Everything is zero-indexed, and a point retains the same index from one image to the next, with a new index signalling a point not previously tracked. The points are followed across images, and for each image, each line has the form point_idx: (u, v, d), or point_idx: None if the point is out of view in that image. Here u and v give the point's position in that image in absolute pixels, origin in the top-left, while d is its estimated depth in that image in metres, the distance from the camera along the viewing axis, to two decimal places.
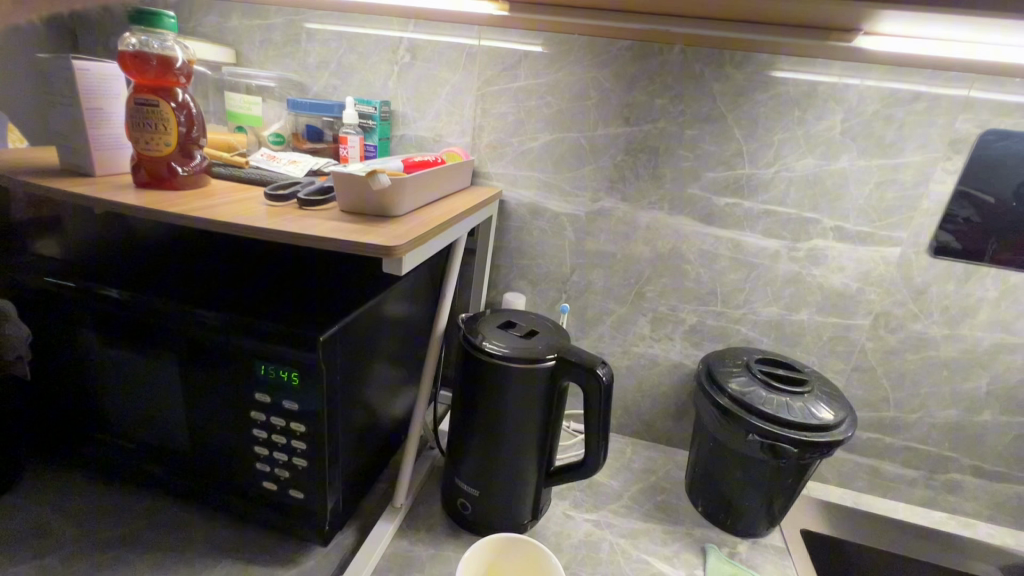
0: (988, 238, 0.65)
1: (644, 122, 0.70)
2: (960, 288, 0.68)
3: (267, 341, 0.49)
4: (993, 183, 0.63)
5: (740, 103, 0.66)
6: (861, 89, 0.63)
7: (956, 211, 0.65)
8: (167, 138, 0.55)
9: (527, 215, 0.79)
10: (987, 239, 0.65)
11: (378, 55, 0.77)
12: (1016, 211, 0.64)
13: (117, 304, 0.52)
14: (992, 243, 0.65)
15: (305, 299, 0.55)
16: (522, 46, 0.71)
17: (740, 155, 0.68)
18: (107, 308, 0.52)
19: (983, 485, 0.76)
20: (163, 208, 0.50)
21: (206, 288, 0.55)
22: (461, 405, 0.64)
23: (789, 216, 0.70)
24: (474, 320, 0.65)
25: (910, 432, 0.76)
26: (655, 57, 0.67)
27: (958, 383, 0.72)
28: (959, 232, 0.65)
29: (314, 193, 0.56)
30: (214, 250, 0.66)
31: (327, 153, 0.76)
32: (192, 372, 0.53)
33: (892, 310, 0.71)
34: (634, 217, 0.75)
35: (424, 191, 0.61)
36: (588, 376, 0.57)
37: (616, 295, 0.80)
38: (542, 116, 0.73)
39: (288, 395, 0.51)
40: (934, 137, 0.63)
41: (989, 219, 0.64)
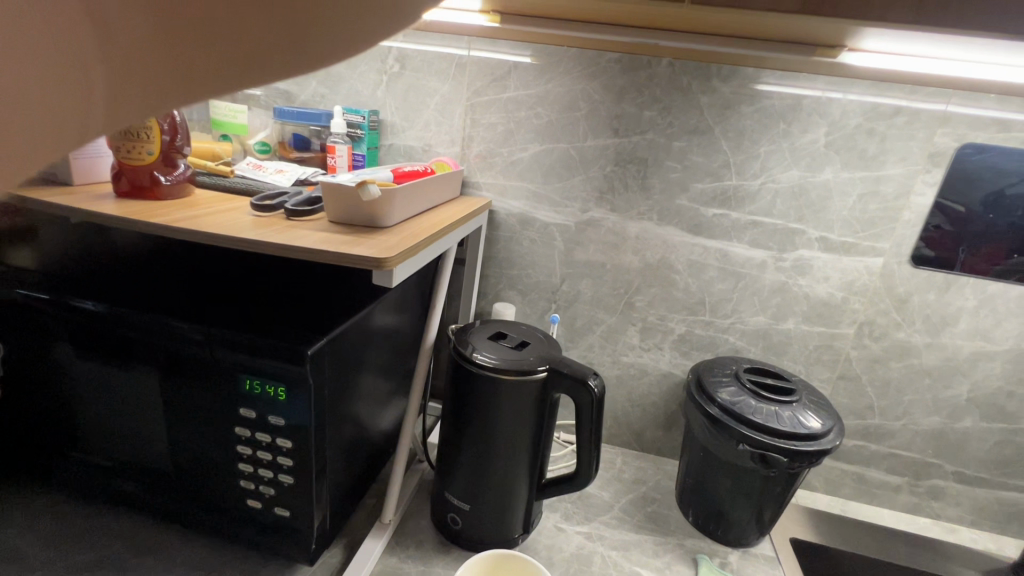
0: (959, 245, 0.66)
1: (633, 133, 0.71)
2: (941, 297, 0.69)
3: (252, 354, 0.48)
4: (965, 193, 0.65)
5: (726, 115, 0.67)
6: (843, 102, 0.64)
7: (927, 218, 0.66)
8: (150, 146, 0.54)
9: (516, 225, 0.79)
10: (957, 246, 0.67)
11: (366, 64, 0.76)
12: (988, 221, 0.65)
13: (96, 317, 0.50)
14: (962, 250, 0.67)
15: (292, 311, 0.54)
16: (511, 57, 0.71)
17: (727, 166, 0.69)
18: (84, 322, 0.51)
19: (965, 490, 0.78)
20: (145, 218, 0.49)
21: (189, 300, 0.54)
22: (451, 417, 0.63)
23: (775, 226, 0.71)
24: (464, 331, 0.65)
25: (895, 439, 0.77)
26: (643, 70, 0.68)
27: (940, 390, 0.73)
28: (930, 239, 0.67)
29: (302, 203, 0.56)
30: (197, 261, 0.64)
31: (314, 162, 0.75)
32: (174, 387, 0.51)
33: (875, 318, 0.72)
34: (623, 227, 0.75)
35: (414, 201, 0.60)
36: (579, 387, 0.57)
37: (606, 305, 0.80)
38: (532, 127, 0.74)
39: (275, 410, 0.49)
40: (914, 150, 0.64)
41: (960, 226, 0.66)
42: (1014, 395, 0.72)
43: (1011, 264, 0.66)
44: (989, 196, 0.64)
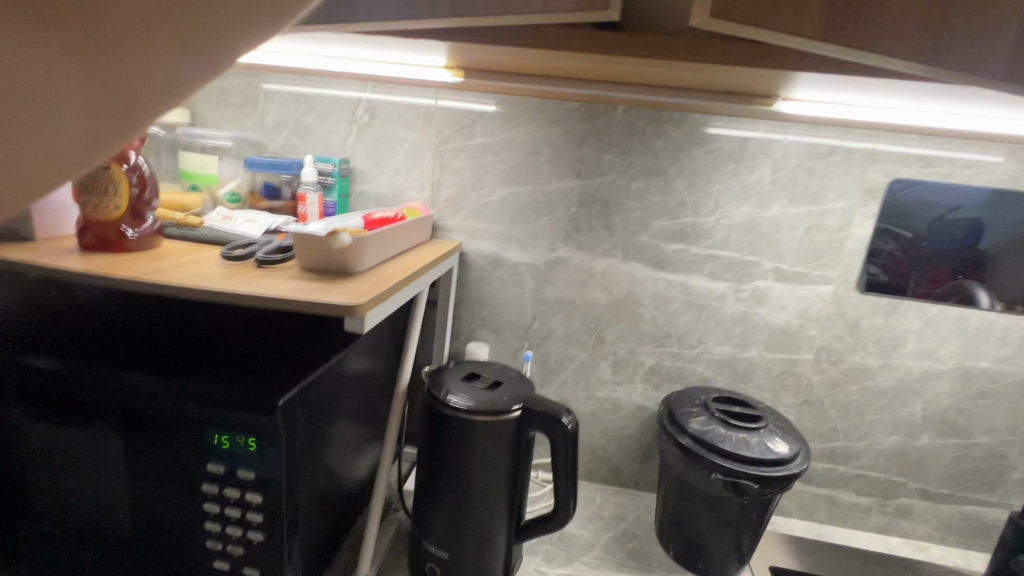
0: (910, 272, 0.71)
1: (594, 176, 0.74)
2: (889, 320, 0.74)
3: (221, 407, 0.47)
4: (911, 221, 0.70)
5: (680, 157, 0.72)
6: (785, 144, 0.70)
7: (881, 246, 0.71)
8: (117, 201, 0.54)
9: (487, 265, 0.81)
10: (908, 273, 0.71)
11: (336, 115, 0.79)
12: (932, 249, 0.70)
13: (56, 376, 0.49)
14: (913, 277, 0.71)
15: (262, 360, 0.54)
16: (477, 106, 0.75)
17: (684, 205, 0.74)
18: (43, 381, 0.49)
19: (931, 507, 0.80)
20: (111, 272, 0.49)
21: (155, 354, 0.53)
22: (427, 462, 0.62)
23: (732, 259, 0.74)
24: (438, 373, 0.65)
25: (861, 460, 0.80)
26: (601, 117, 0.72)
27: (897, 410, 0.77)
28: (884, 266, 0.71)
29: (273, 253, 0.56)
30: (164, 313, 0.64)
31: (285, 210, 0.76)
32: (138, 445, 0.49)
33: (832, 343, 0.76)
34: (590, 265, 0.78)
35: (385, 247, 0.61)
36: (553, 425, 0.57)
37: (578, 341, 0.81)
38: (498, 171, 0.77)
39: (244, 464, 0.48)
40: (851, 185, 0.70)
41: (909, 253, 0.71)
42: (964, 411, 0.76)
43: (950, 287, 0.71)
44: (933, 223, 0.69)
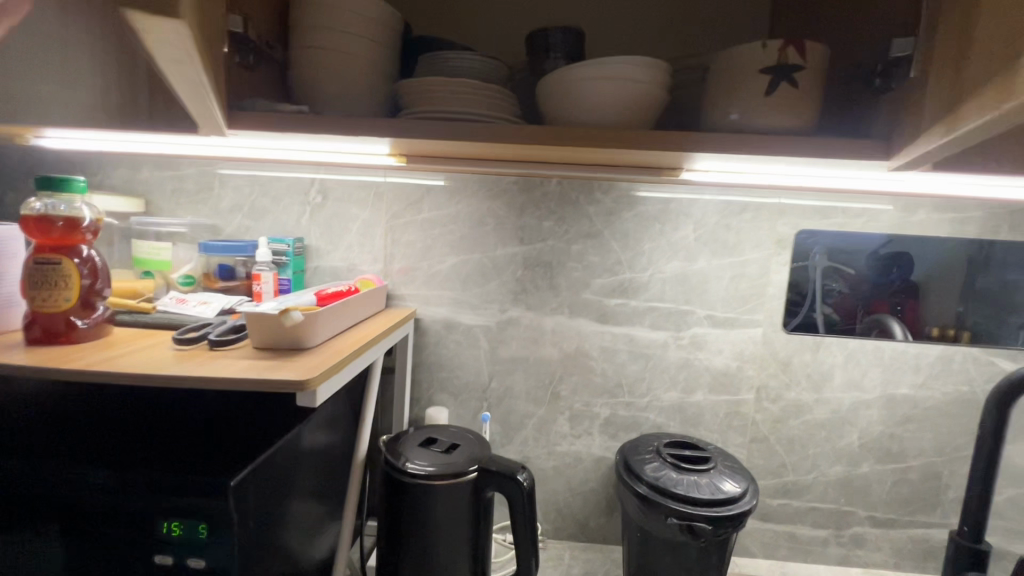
0: (859, 306, 0.78)
1: (536, 241, 0.80)
2: (815, 356, 0.80)
3: (171, 494, 0.47)
4: (851, 260, 0.77)
5: (612, 220, 0.79)
6: (703, 204, 0.78)
7: (832, 286, 0.78)
8: (67, 293, 0.55)
9: (441, 330, 0.84)
10: (858, 307, 0.78)
11: (290, 197, 0.83)
12: (877, 281, 0.77)
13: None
14: (863, 310, 0.78)
15: (215, 442, 0.54)
16: (423, 183, 0.81)
17: (620, 263, 0.80)
18: None
19: (882, 534, 0.84)
20: (59, 365, 0.49)
21: (103, 445, 0.52)
22: (387, 534, 0.62)
23: (669, 309, 0.80)
24: (395, 441, 0.66)
25: (811, 493, 0.83)
26: (538, 188, 0.79)
27: (835, 440, 0.82)
28: (836, 304, 0.78)
29: (225, 333, 0.58)
30: (113, 402, 0.63)
31: (239, 290, 0.78)
32: (81, 543, 0.48)
33: (768, 382, 0.81)
34: (540, 323, 0.82)
35: (338, 320, 0.64)
36: (509, 483, 0.59)
37: (534, 398, 0.84)
38: (447, 241, 0.82)
39: (194, 552, 0.47)
40: (764, 237, 0.78)
41: (857, 289, 0.77)
42: (895, 436, 0.81)
43: (883, 320, 0.78)
44: (873, 260, 0.76)
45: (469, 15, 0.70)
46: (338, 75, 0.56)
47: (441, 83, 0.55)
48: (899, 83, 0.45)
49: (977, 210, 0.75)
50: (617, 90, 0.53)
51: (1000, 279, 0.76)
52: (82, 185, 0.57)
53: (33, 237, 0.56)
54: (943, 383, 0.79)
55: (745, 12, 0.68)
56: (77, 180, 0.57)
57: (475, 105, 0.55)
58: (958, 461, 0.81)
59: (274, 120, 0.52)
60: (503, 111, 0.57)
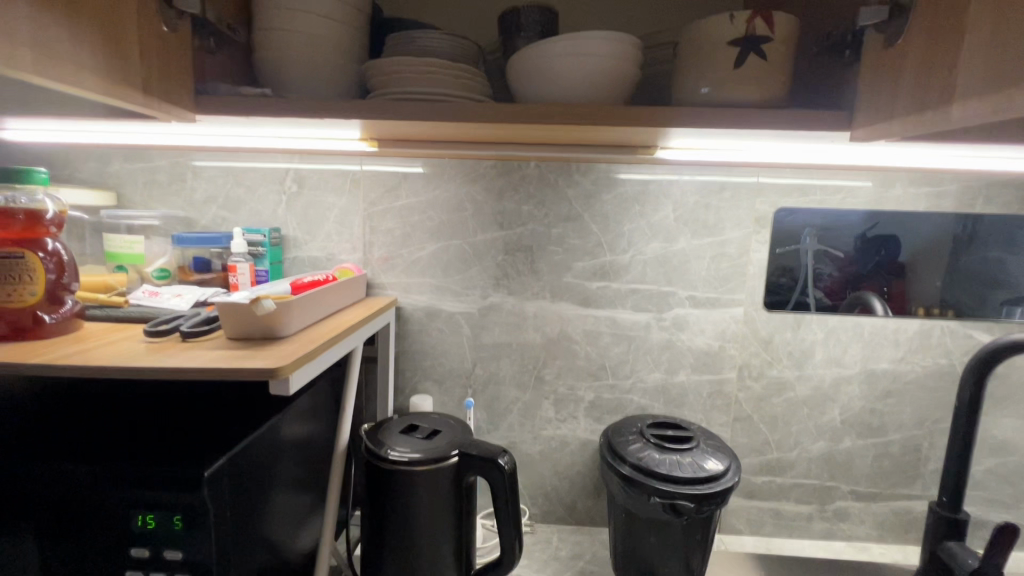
0: (848, 290, 0.78)
1: (516, 226, 0.80)
2: (796, 333, 0.80)
3: (144, 487, 0.46)
4: (838, 242, 0.77)
5: (592, 203, 0.79)
6: (682, 185, 0.78)
7: (822, 268, 0.78)
8: (32, 288, 0.54)
9: (423, 318, 0.83)
10: (847, 290, 0.78)
11: (266, 187, 0.82)
12: (863, 264, 0.77)
13: None
14: (851, 293, 0.78)
15: (189, 435, 0.53)
16: (400, 169, 0.80)
17: (601, 246, 0.80)
18: None
19: (865, 507, 0.85)
20: (24, 360, 0.48)
21: (75, 440, 0.51)
22: (370, 522, 0.62)
23: (650, 291, 0.80)
24: (377, 429, 0.65)
25: (795, 469, 0.84)
26: (516, 172, 0.78)
27: (818, 417, 0.83)
28: (825, 287, 0.79)
29: (198, 324, 0.57)
30: (87, 397, 0.62)
31: (215, 282, 0.77)
32: (54, 539, 0.47)
33: (751, 360, 0.82)
34: (522, 308, 0.82)
35: (315, 309, 0.63)
36: (491, 466, 0.59)
37: (519, 383, 0.84)
38: (426, 228, 0.81)
39: (171, 544, 0.47)
40: (744, 216, 0.78)
41: (846, 272, 0.78)
42: (877, 411, 0.82)
43: (868, 302, 0.79)
44: (859, 242, 0.77)
45: None
46: (303, 58, 0.55)
47: (409, 64, 0.53)
48: (866, 53, 0.44)
49: (953, 184, 0.76)
50: (587, 66, 0.52)
51: (977, 253, 0.77)
52: (44, 177, 0.56)
53: None
54: (922, 357, 0.80)
55: None
56: (39, 172, 0.56)
57: (445, 85, 0.54)
58: (937, 434, 0.82)
59: (237, 103, 0.50)
60: (474, 92, 0.56)
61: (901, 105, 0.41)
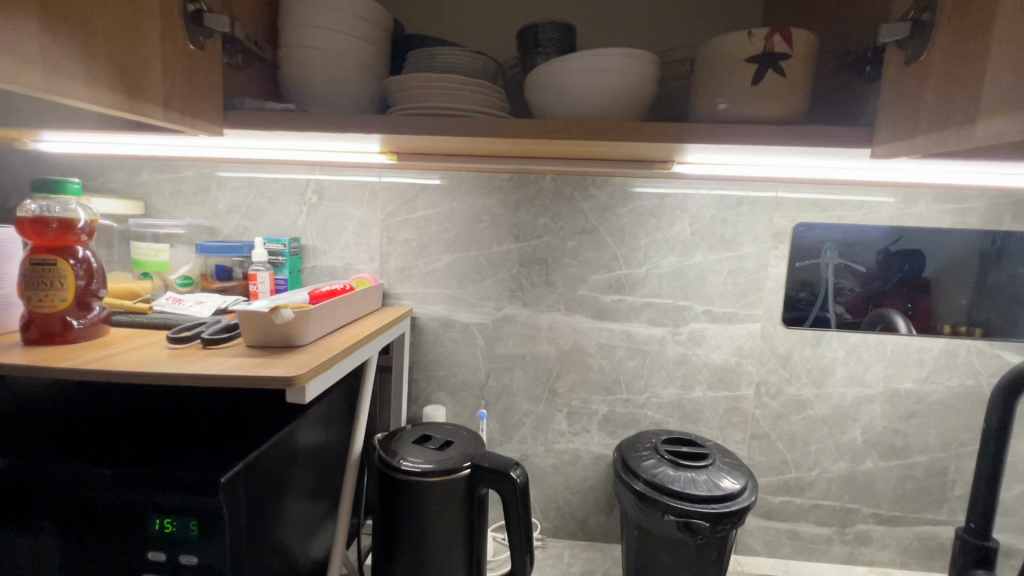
0: (870, 305, 0.77)
1: (532, 238, 0.80)
2: (815, 351, 0.79)
3: (163, 491, 0.47)
4: (860, 255, 0.76)
5: (608, 216, 0.79)
6: (699, 199, 0.77)
7: (843, 284, 0.77)
8: (63, 293, 0.56)
9: (438, 328, 0.83)
10: (869, 306, 0.77)
11: (287, 198, 0.84)
12: (886, 279, 0.76)
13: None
14: (874, 309, 0.77)
15: (208, 440, 0.54)
16: (418, 181, 0.81)
17: (616, 259, 0.79)
18: None
19: (887, 531, 0.82)
20: (53, 364, 0.50)
21: (99, 443, 0.53)
22: (382, 532, 0.62)
23: (666, 304, 0.80)
24: (390, 438, 0.66)
25: (814, 490, 0.82)
26: (532, 185, 0.79)
27: (838, 436, 0.81)
28: (846, 303, 0.77)
29: (219, 332, 0.58)
30: (110, 401, 0.63)
31: (236, 290, 0.78)
32: (76, 540, 0.48)
33: (768, 377, 0.80)
34: (536, 320, 0.82)
35: (332, 318, 0.64)
36: (503, 479, 0.58)
37: (532, 395, 0.84)
38: (443, 239, 0.82)
39: (188, 549, 0.48)
40: (762, 231, 0.77)
41: (868, 287, 0.76)
42: (900, 431, 0.80)
43: (890, 318, 0.77)
44: (881, 256, 0.75)
45: (459, 12, 0.70)
46: (326, 75, 0.56)
47: (429, 79, 0.55)
48: (887, 68, 0.44)
49: (978, 200, 0.74)
50: (603, 82, 0.52)
51: (1005, 271, 0.75)
52: (77, 187, 0.60)
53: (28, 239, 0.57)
54: (947, 377, 0.78)
55: (736, 4, 0.67)
56: (72, 181, 0.59)
57: (463, 100, 0.55)
58: (964, 457, 0.79)
59: (261, 118, 0.52)
60: (491, 106, 0.57)
61: (924, 120, 0.40)
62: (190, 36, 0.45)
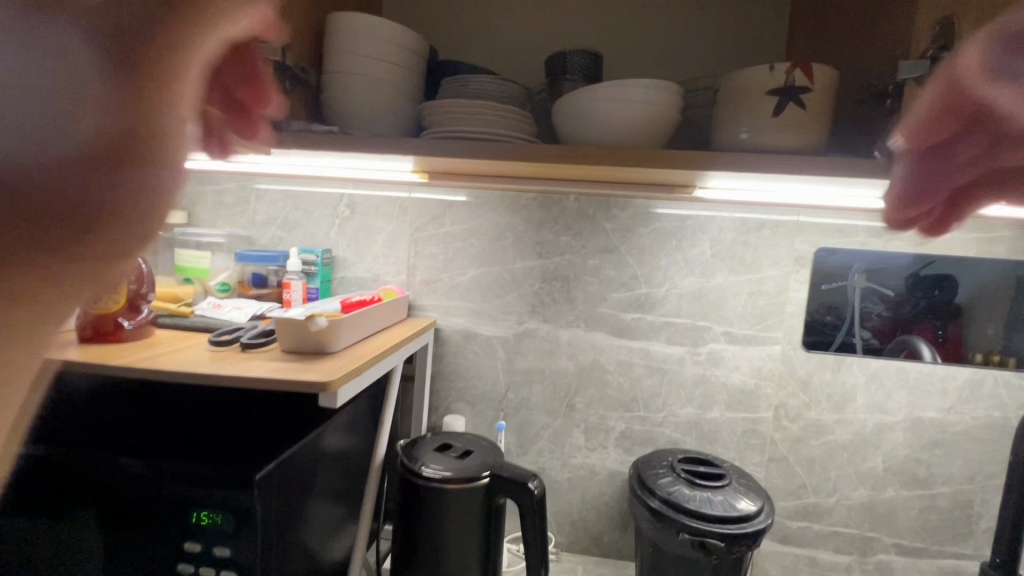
0: (900, 331, 0.76)
1: (554, 255, 0.82)
2: (836, 375, 0.79)
3: (201, 486, 0.50)
4: (888, 279, 0.75)
5: (629, 236, 0.80)
6: (720, 221, 0.79)
7: (870, 308, 0.76)
8: (115, 296, 0.59)
9: (460, 340, 0.86)
10: (899, 332, 0.76)
11: (321, 211, 0.88)
12: (916, 305, 0.75)
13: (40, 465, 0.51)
14: (904, 335, 0.76)
15: (241, 439, 0.57)
16: (446, 198, 0.84)
17: (637, 278, 0.81)
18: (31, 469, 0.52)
19: (909, 563, 0.81)
20: (106, 362, 0.53)
21: (141, 438, 0.56)
22: (401, 536, 0.64)
23: (685, 324, 0.81)
24: (412, 445, 0.68)
25: (833, 517, 0.81)
26: (556, 204, 0.81)
27: (859, 463, 0.80)
28: (875, 328, 0.77)
29: (257, 337, 0.62)
30: (151, 398, 0.67)
31: (271, 297, 0.82)
32: (117, 529, 0.52)
33: (787, 400, 0.80)
34: (556, 335, 0.84)
35: (361, 327, 0.67)
36: (520, 489, 0.60)
37: (550, 410, 0.85)
38: (468, 254, 0.84)
39: (221, 542, 0.50)
40: (783, 255, 0.78)
41: (898, 313, 0.75)
42: (922, 461, 0.79)
43: (919, 345, 0.76)
44: (911, 280, 0.74)
45: (492, 40, 0.74)
46: (367, 99, 0.60)
47: (462, 105, 0.58)
48: (906, 103, 0.45)
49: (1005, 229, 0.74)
50: (628, 111, 0.55)
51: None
52: None
53: None
54: (972, 407, 0.77)
55: (760, 35, 0.69)
56: None
57: (494, 125, 0.58)
58: (990, 490, 0.78)
59: (306, 139, 0.56)
60: (520, 131, 0.59)
61: None
62: (246, 63, 0.49)
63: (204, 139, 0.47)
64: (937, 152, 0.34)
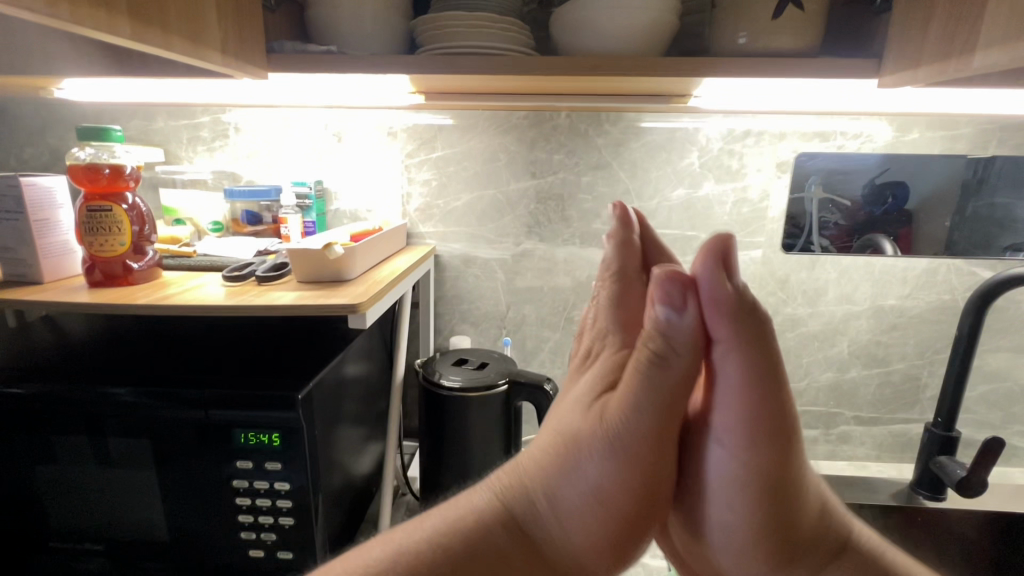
0: (854, 236, 0.83)
1: (546, 175, 0.84)
2: (810, 273, 0.86)
3: (249, 409, 0.54)
4: (846, 189, 0.81)
5: (621, 152, 0.82)
6: (705, 132, 0.81)
7: (829, 217, 0.83)
8: (121, 239, 0.64)
9: (459, 265, 0.88)
10: (852, 238, 0.83)
11: (305, 138, 0.85)
12: (873, 210, 0.82)
13: (108, 402, 0.54)
14: (857, 240, 0.83)
15: (272, 369, 0.61)
16: (434, 119, 0.82)
17: (628, 193, 0.84)
18: (96, 409, 0.55)
19: (865, 431, 0.94)
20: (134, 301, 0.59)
21: (180, 372, 0.59)
22: (430, 446, 0.70)
23: (672, 236, 0.86)
24: (428, 362, 0.72)
25: (804, 398, 0.92)
26: (548, 122, 0.81)
27: (829, 349, 0.89)
28: (833, 236, 0.84)
29: (270, 269, 0.66)
30: (180, 341, 0.70)
31: (269, 234, 0.83)
32: (173, 461, 0.56)
33: (766, 299, 0.88)
34: (553, 254, 0.87)
35: (367, 255, 0.70)
36: (538, 392, 0.67)
37: (550, 324, 0.90)
38: (461, 179, 0.84)
39: (272, 457, 0.55)
40: (766, 163, 0.82)
41: (852, 220, 0.83)
42: (881, 343, 0.88)
43: (864, 241, 0.83)
44: (865, 189, 0.81)
45: None
46: (359, 13, 0.57)
47: (460, 17, 0.56)
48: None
49: (967, 126, 0.79)
50: (628, 19, 0.54)
51: (989, 199, 0.80)
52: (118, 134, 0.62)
53: (82, 187, 0.64)
54: (927, 293, 0.85)
55: None
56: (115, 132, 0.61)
57: (493, 38, 0.57)
58: (936, 363, 0.89)
59: (303, 62, 0.55)
60: (517, 44, 0.58)
61: (928, 53, 0.44)
62: None
63: (206, 65, 0.44)
64: (719, 425, 0.38)
